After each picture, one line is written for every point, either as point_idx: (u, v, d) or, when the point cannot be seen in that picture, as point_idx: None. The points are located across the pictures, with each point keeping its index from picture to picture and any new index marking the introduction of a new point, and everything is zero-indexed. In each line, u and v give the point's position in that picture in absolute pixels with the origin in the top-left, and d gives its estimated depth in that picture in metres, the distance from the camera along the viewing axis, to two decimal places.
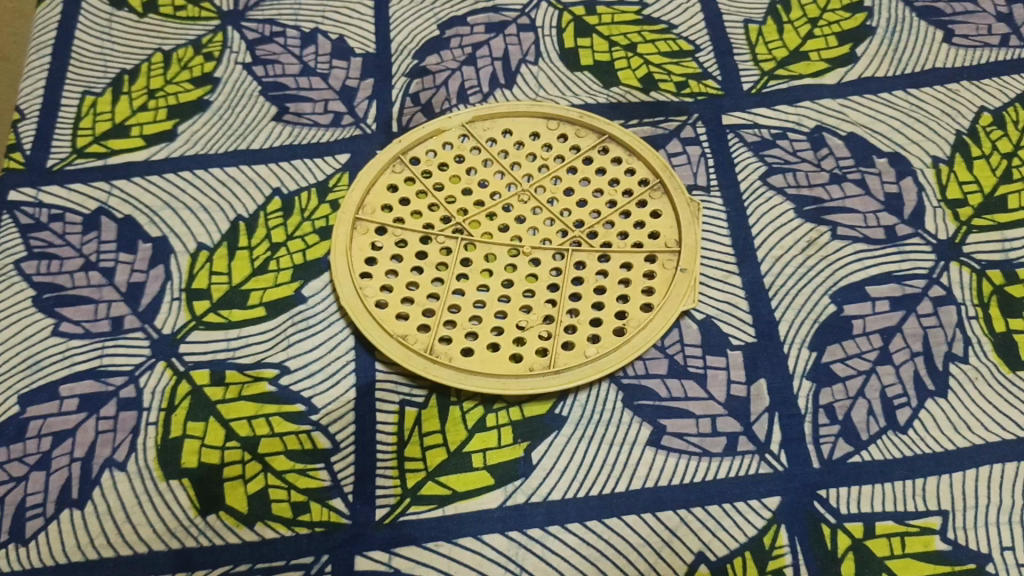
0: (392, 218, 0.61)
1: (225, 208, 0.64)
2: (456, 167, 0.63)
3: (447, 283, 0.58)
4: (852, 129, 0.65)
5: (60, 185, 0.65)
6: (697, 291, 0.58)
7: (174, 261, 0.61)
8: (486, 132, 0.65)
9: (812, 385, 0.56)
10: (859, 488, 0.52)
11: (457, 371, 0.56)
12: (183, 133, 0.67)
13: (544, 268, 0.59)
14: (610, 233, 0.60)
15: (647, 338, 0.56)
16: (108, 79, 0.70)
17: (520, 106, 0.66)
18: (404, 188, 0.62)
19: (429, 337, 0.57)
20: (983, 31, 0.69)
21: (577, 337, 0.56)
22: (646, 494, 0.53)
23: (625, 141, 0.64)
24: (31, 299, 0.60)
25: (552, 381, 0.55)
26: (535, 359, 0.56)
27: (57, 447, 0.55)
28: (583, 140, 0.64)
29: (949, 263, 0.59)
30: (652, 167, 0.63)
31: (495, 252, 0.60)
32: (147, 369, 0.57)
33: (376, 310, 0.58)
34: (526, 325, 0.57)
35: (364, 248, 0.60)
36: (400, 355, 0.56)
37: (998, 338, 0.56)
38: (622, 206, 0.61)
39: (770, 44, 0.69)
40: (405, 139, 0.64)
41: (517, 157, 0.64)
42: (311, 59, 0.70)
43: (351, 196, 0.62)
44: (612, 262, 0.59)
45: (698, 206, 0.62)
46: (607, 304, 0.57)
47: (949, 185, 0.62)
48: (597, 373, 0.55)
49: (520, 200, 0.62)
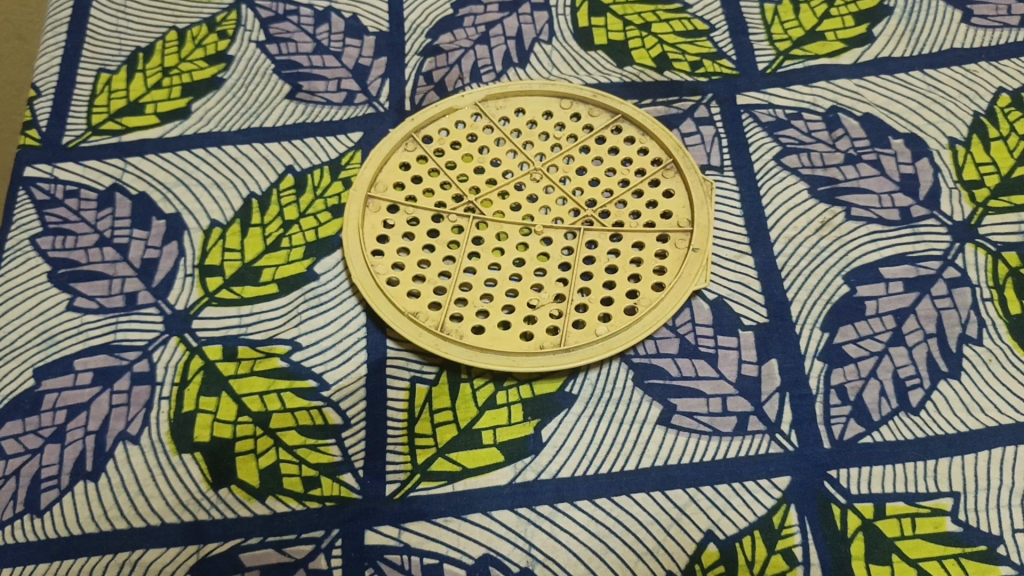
0: (404, 197, 0.61)
1: (239, 185, 0.64)
2: (468, 146, 0.63)
3: (458, 262, 0.58)
4: (867, 109, 0.64)
5: (75, 162, 0.65)
6: (709, 270, 0.58)
7: (187, 237, 0.62)
8: (498, 110, 0.65)
9: (824, 366, 0.55)
10: (870, 469, 0.52)
11: (468, 349, 0.56)
12: (196, 110, 0.67)
13: (556, 247, 0.59)
14: (622, 212, 0.60)
15: (658, 317, 0.56)
16: (123, 57, 0.70)
17: (533, 85, 0.65)
18: (416, 166, 0.63)
19: (440, 314, 0.57)
20: (1003, 12, 0.68)
21: (588, 316, 0.56)
22: (656, 472, 0.53)
23: (638, 121, 0.64)
24: (46, 274, 0.61)
25: (563, 359, 0.55)
26: (546, 337, 0.56)
27: (72, 420, 0.56)
28: (596, 119, 0.64)
29: (964, 245, 0.59)
30: (666, 147, 0.62)
31: (507, 231, 0.60)
32: (160, 344, 0.58)
33: (387, 287, 0.58)
34: (537, 304, 0.57)
35: (376, 226, 0.60)
36: (411, 332, 0.56)
37: (1013, 320, 0.56)
38: (635, 186, 0.61)
39: (786, 24, 0.69)
40: (418, 117, 0.64)
41: (530, 136, 0.64)
42: (324, 37, 0.70)
43: (363, 174, 0.62)
44: (624, 242, 0.59)
45: (710, 185, 0.61)
46: (619, 284, 0.57)
47: (965, 166, 0.62)
48: (607, 351, 0.55)
49: (532, 178, 0.62)
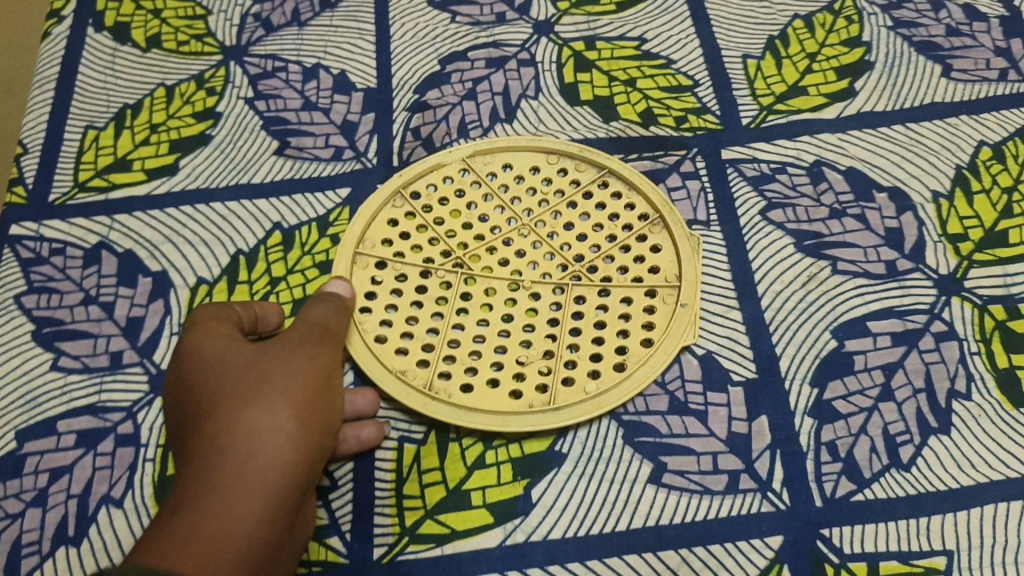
0: (392, 252, 0.61)
1: (226, 242, 0.64)
2: (456, 202, 0.63)
3: (446, 317, 0.58)
4: (851, 163, 0.65)
5: (61, 220, 0.65)
6: (697, 325, 0.58)
7: (173, 295, 0.61)
8: (486, 166, 0.65)
9: (814, 422, 0.55)
10: (863, 527, 0.52)
11: (455, 408, 0.55)
12: (184, 167, 0.67)
13: (544, 303, 0.59)
14: (610, 267, 0.60)
15: (647, 373, 0.56)
16: (111, 113, 0.70)
17: (520, 141, 0.66)
18: (404, 222, 0.63)
19: (429, 372, 0.56)
20: (982, 65, 0.69)
21: (577, 373, 0.56)
22: (648, 532, 0.52)
23: (625, 175, 0.64)
24: (31, 334, 0.60)
25: (552, 418, 0.55)
26: (535, 395, 0.55)
27: (54, 483, 0.55)
28: (583, 174, 0.65)
29: (950, 298, 0.59)
30: (653, 203, 0.63)
31: (495, 286, 0.59)
32: (146, 405, 0.57)
33: (374, 344, 0.57)
34: (525, 360, 0.57)
35: (364, 283, 0.60)
36: (399, 391, 0.56)
37: (1001, 374, 0.56)
38: (622, 240, 0.61)
39: (769, 79, 0.69)
40: (406, 173, 0.65)
41: (517, 191, 0.64)
42: (313, 93, 0.70)
43: (352, 230, 0.62)
44: (612, 296, 0.59)
45: (698, 240, 0.62)
46: (608, 340, 0.57)
47: (949, 220, 0.62)
48: (596, 409, 0.55)
49: (519, 234, 0.62)
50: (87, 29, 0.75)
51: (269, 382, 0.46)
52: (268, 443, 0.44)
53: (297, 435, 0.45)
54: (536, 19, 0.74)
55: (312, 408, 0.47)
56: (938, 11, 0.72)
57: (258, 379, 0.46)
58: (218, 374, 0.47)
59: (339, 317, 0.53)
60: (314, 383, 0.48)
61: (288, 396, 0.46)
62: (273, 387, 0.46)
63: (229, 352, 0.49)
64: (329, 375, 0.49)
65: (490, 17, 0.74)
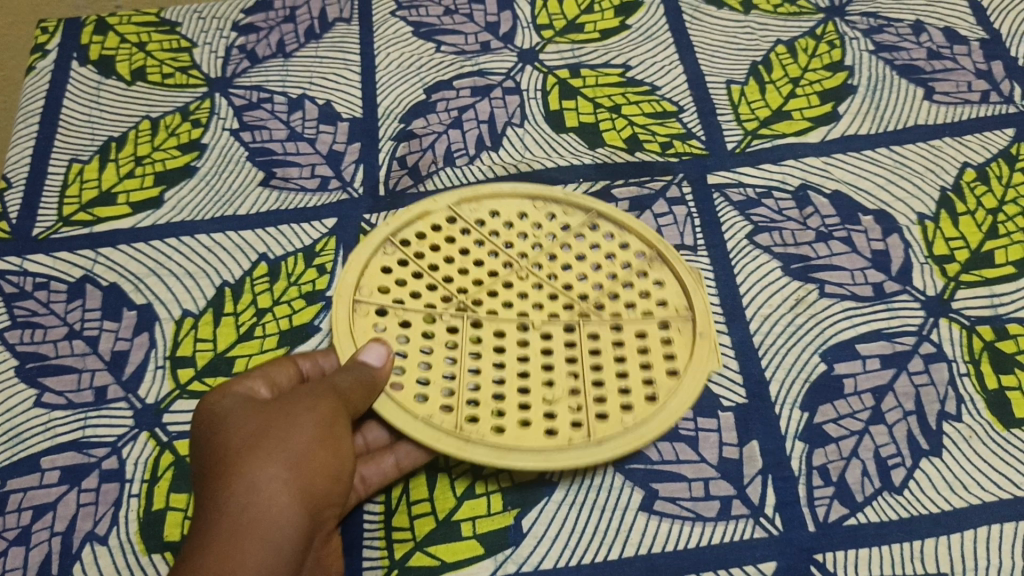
0: (392, 299, 0.58)
1: (212, 274, 0.63)
2: (448, 248, 0.61)
3: (461, 362, 0.56)
4: (837, 187, 0.65)
5: (45, 254, 0.65)
6: (718, 351, 0.58)
7: (158, 328, 0.61)
8: (473, 213, 0.63)
9: (805, 446, 0.55)
10: (856, 552, 0.51)
11: (493, 450, 0.53)
12: (169, 199, 0.67)
13: (558, 342, 0.57)
14: (617, 304, 0.59)
15: (682, 401, 0.55)
16: (96, 146, 0.70)
17: (504, 187, 0.64)
18: (398, 269, 0.60)
19: (455, 418, 0.54)
20: (964, 88, 0.70)
21: (609, 408, 0.55)
22: (641, 561, 0.52)
23: (614, 216, 0.63)
24: (14, 369, 0.60)
25: (597, 452, 0.53)
26: (572, 432, 0.54)
27: (37, 521, 0.54)
28: (572, 217, 0.63)
29: (938, 319, 0.59)
30: (647, 240, 0.62)
31: (503, 329, 0.58)
32: (130, 440, 0.57)
33: (390, 391, 0.54)
34: (554, 400, 0.55)
35: (368, 331, 0.57)
36: (429, 437, 0.53)
37: (991, 395, 0.56)
38: (623, 278, 0.60)
39: (753, 104, 0.70)
40: (392, 221, 0.62)
41: (508, 237, 0.62)
42: (299, 124, 0.70)
43: (346, 278, 0.59)
44: (627, 330, 0.58)
45: (698, 271, 0.62)
46: (633, 373, 0.56)
47: (935, 241, 0.62)
48: (639, 439, 0.54)
49: (520, 276, 0.60)
50: (72, 63, 0.75)
51: (266, 437, 0.43)
52: (279, 494, 0.42)
53: (295, 490, 0.42)
54: (521, 47, 0.74)
55: (311, 461, 0.44)
56: (919, 34, 0.73)
57: (256, 435, 0.44)
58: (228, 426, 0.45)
59: (359, 387, 0.50)
60: (315, 437, 0.45)
61: (287, 451, 0.43)
62: (272, 442, 0.43)
63: (231, 407, 0.46)
64: (332, 427, 0.46)
65: (474, 46, 0.74)
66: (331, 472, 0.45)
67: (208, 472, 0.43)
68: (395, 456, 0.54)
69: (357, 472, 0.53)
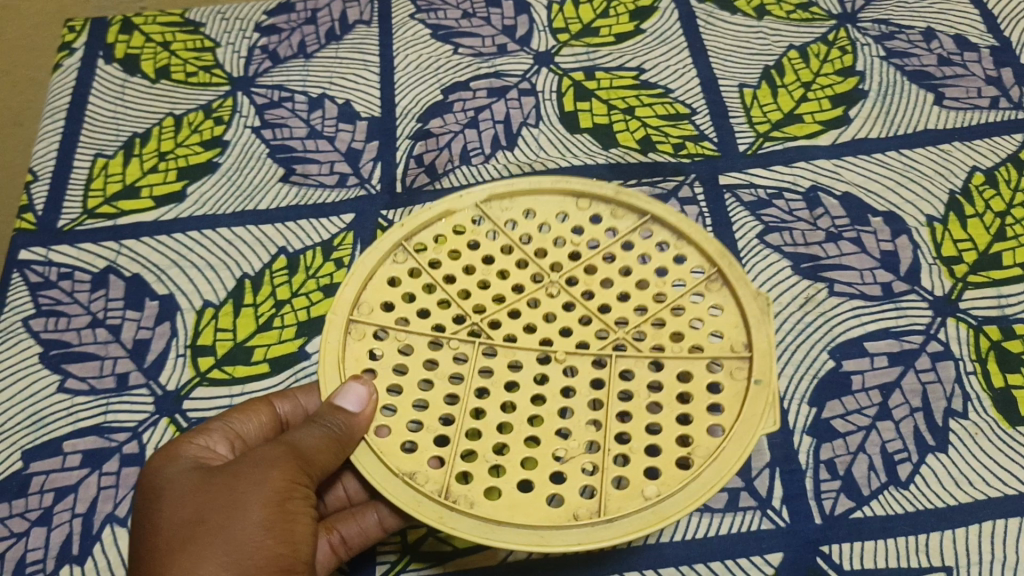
0: (393, 319, 0.50)
1: (232, 266, 0.65)
2: (469, 256, 0.53)
3: (462, 402, 0.48)
4: (847, 189, 0.66)
5: (70, 245, 0.66)
6: (778, 406, 0.47)
7: (179, 318, 0.62)
8: (504, 212, 0.54)
9: (812, 441, 0.56)
10: (862, 544, 0.52)
11: (480, 522, 0.44)
12: (192, 194, 0.68)
13: (582, 379, 0.48)
14: (661, 332, 0.50)
15: (720, 471, 0.45)
16: (120, 142, 0.72)
17: (544, 181, 0.55)
18: (406, 282, 0.52)
19: (443, 476, 0.46)
20: (974, 94, 0.71)
21: (630, 472, 0.46)
22: (649, 550, 0.53)
23: (672, 222, 0.53)
24: (38, 356, 0.61)
25: (603, 532, 0.44)
26: (580, 504, 0.45)
27: (59, 502, 0.56)
28: (621, 221, 0.54)
29: (946, 319, 0.60)
30: (709, 255, 0.52)
31: (520, 359, 0.49)
32: (150, 425, 0.58)
33: (373, 438, 0.47)
34: (565, 456, 0.46)
35: (361, 358, 0.49)
36: (407, 501, 0.45)
37: (997, 393, 0.57)
38: (673, 300, 0.51)
39: (765, 108, 0.71)
40: (408, 224, 0.53)
41: (542, 242, 0.53)
42: (318, 122, 0.72)
43: (345, 293, 0.51)
44: (667, 370, 0.48)
45: (766, 299, 0.50)
46: (666, 426, 0.47)
47: (943, 243, 0.63)
48: (659, 520, 0.44)
49: (547, 292, 0.51)
50: (98, 61, 0.76)
51: (206, 525, 0.41)
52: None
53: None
54: (537, 50, 0.75)
55: (256, 552, 0.41)
56: (930, 41, 0.74)
57: (196, 520, 0.41)
58: (172, 500, 0.43)
59: (327, 443, 0.45)
60: (265, 523, 0.42)
61: (228, 541, 0.41)
62: (207, 532, 0.41)
63: (181, 475, 0.44)
64: (288, 504, 0.43)
65: (491, 48, 0.76)
66: (285, 562, 0.42)
67: (143, 557, 0.41)
68: (377, 514, 0.51)
69: (337, 532, 0.51)
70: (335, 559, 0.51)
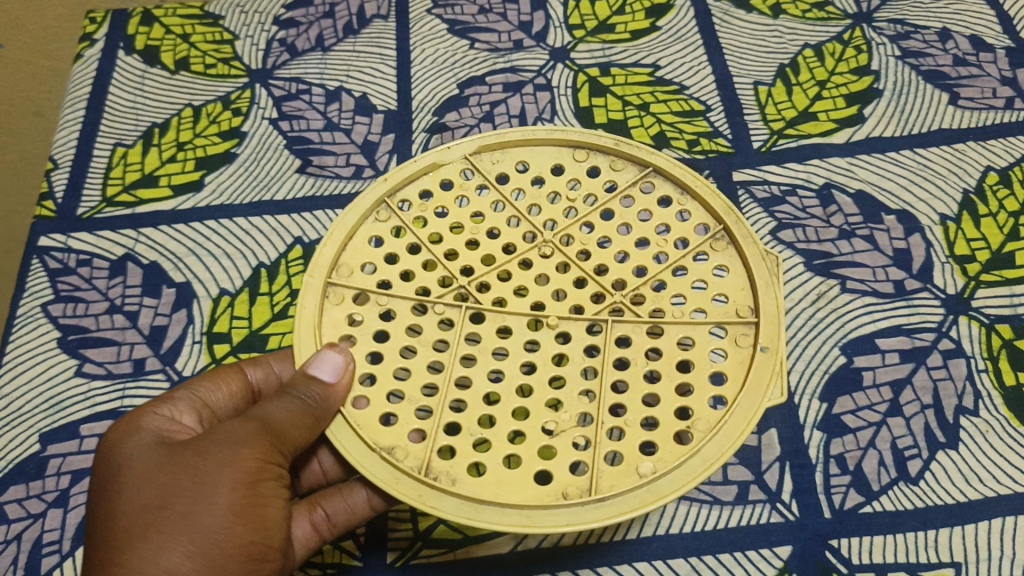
0: (376, 281, 0.49)
1: (249, 255, 0.65)
2: (458, 212, 0.52)
3: (447, 370, 0.47)
4: (860, 186, 0.66)
5: (89, 233, 0.67)
6: (784, 375, 0.46)
7: (196, 305, 0.63)
8: (495, 165, 0.53)
9: (823, 436, 0.56)
10: (871, 539, 0.53)
11: (464, 502, 0.43)
12: (209, 183, 0.69)
13: (575, 347, 0.47)
14: (662, 296, 0.48)
15: (720, 446, 0.44)
16: (139, 132, 0.72)
17: (538, 132, 0.54)
18: (391, 240, 0.51)
19: (425, 450, 0.44)
20: (989, 94, 0.71)
21: (625, 448, 0.44)
22: (658, 541, 0.53)
23: (674, 175, 0.52)
24: (56, 341, 0.62)
25: (594, 512, 0.42)
26: (570, 483, 0.43)
27: (75, 485, 0.56)
28: (620, 174, 0.53)
29: (958, 317, 0.60)
30: (714, 211, 0.51)
31: (510, 324, 0.48)
32: None
33: (351, 410, 0.45)
34: (555, 430, 0.45)
35: (339, 323, 0.48)
36: (386, 478, 0.43)
37: (1008, 392, 0.57)
38: (675, 260, 0.50)
39: (779, 105, 0.71)
40: (393, 177, 0.52)
41: (536, 197, 0.52)
42: (335, 115, 0.73)
43: (323, 254, 0.49)
44: (667, 338, 0.47)
45: (775, 258, 0.49)
46: (664, 399, 0.46)
47: (957, 241, 0.63)
48: (655, 498, 0.43)
49: (541, 252, 0.50)
50: (118, 53, 0.77)
51: (171, 511, 0.41)
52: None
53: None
54: (553, 46, 0.76)
55: (223, 539, 0.41)
56: (946, 41, 0.74)
57: (160, 503, 0.41)
58: (135, 478, 0.42)
59: (298, 419, 0.44)
60: (231, 506, 0.42)
61: (194, 529, 0.41)
62: (175, 521, 0.41)
63: (143, 450, 0.44)
64: (256, 485, 0.43)
65: (508, 44, 0.76)
66: (250, 544, 0.43)
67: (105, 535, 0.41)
68: (366, 491, 0.51)
69: (322, 509, 0.51)
70: (318, 537, 0.51)
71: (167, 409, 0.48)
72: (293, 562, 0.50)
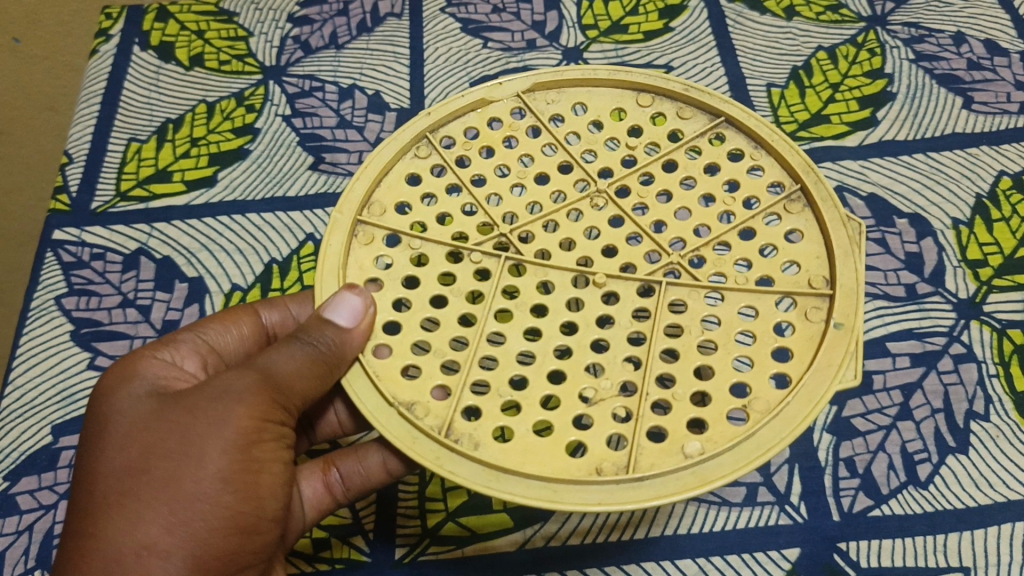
0: (411, 222, 0.49)
1: (260, 251, 0.66)
2: (503, 154, 0.51)
3: (478, 326, 0.46)
4: (872, 189, 0.66)
5: (103, 226, 0.67)
6: (858, 357, 0.43)
7: (208, 300, 0.64)
8: (549, 106, 0.53)
9: (832, 438, 0.56)
10: (879, 542, 0.53)
11: (483, 468, 0.41)
12: (222, 178, 0.69)
13: (623, 309, 0.46)
14: (724, 260, 0.47)
15: (778, 429, 0.42)
16: (154, 127, 0.73)
17: (600, 72, 0.53)
18: (428, 181, 0.50)
19: (447, 410, 0.43)
20: (1003, 98, 0.70)
21: (668, 423, 0.43)
22: (665, 541, 0.53)
23: (749, 126, 0.51)
24: (70, 333, 0.62)
25: (631, 492, 0.40)
26: (605, 460, 0.41)
27: None
28: (688, 122, 0.52)
29: (969, 321, 0.60)
30: (793, 169, 0.49)
31: (552, 279, 0.47)
32: None
33: (370, 359, 0.45)
34: (593, 398, 0.44)
35: (365, 265, 0.48)
36: (402, 437, 0.42)
37: (1019, 397, 0.57)
38: (742, 219, 0.48)
39: (792, 107, 0.71)
40: (437, 111, 0.52)
41: (590, 143, 0.52)
42: (348, 112, 0.73)
43: (354, 190, 0.49)
44: (727, 306, 0.46)
45: (856, 226, 0.47)
46: (718, 371, 0.44)
47: (969, 246, 0.63)
48: (698, 482, 0.41)
49: (592, 203, 0.49)
50: (133, 48, 0.78)
51: (151, 475, 0.41)
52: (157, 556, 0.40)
53: (181, 549, 0.40)
54: (566, 46, 0.76)
55: (208, 508, 0.41)
56: (960, 45, 0.74)
57: (142, 466, 0.41)
58: (123, 434, 0.43)
59: (301, 376, 0.44)
60: (220, 473, 0.41)
61: (176, 496, 0.40)
62: (156, 485, 0.41)
63: (135, 404, 0.44)
64: (249, 448, 0.43)
65: (520, 43, 0.76)
66: (239, 513, 0.42)
67: (85, 494, 0.42)
68: (382, 455, 0.50)
69: (337, 470, 0.51)
70: (330, 498, 0.52)
71: (174, 355, 0.49)
72: (304, 523, 0.51)
